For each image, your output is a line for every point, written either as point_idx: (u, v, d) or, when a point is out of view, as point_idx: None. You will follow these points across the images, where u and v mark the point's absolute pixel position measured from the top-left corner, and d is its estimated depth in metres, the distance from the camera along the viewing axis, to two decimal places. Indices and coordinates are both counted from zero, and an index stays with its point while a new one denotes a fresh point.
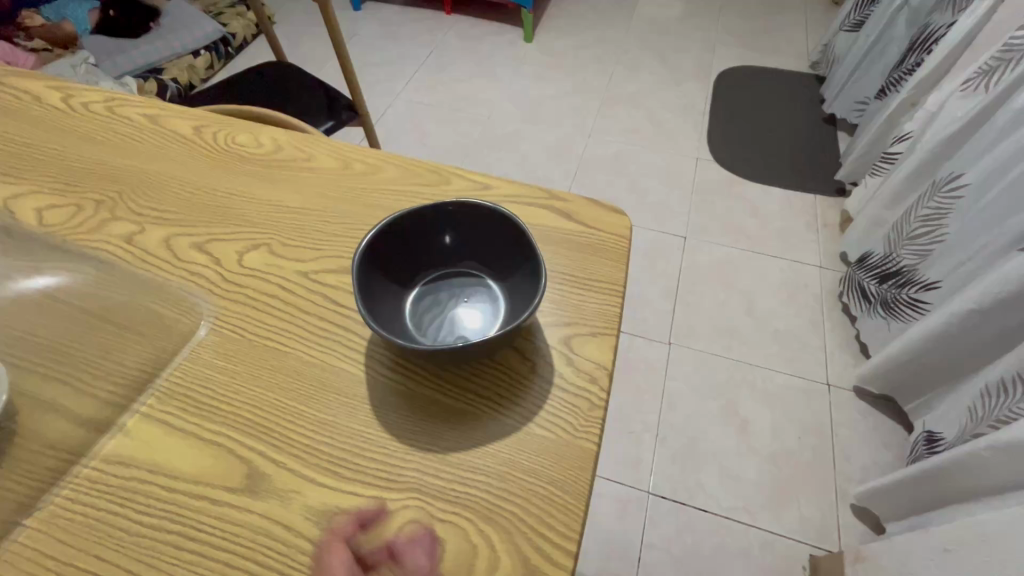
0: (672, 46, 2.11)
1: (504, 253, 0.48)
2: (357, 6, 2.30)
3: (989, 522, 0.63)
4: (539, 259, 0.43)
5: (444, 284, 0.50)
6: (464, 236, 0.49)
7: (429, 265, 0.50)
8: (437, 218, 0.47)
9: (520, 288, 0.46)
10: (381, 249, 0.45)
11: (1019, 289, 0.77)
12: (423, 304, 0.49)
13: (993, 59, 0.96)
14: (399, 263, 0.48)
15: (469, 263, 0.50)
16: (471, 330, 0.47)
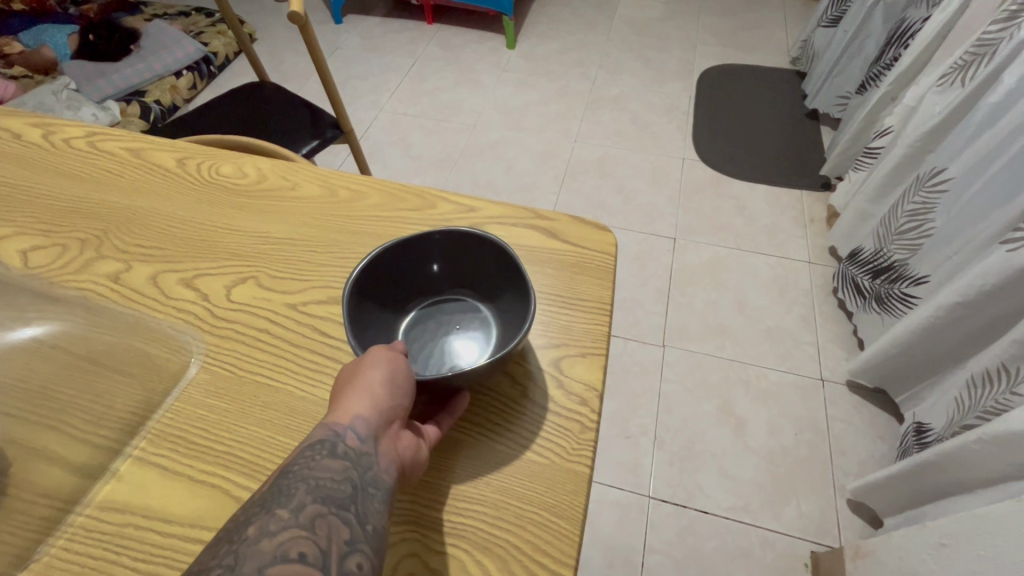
0: (653, 46, 2.13)
1: (494, 280, 0.48)
2: (338, 20, 2.30)
3: (985, 516, 0.64)
4: (528, 284, 0.43)
5: (439, 311, 0.51)
6: (454, 262, 0.49)
7: (421, 292, 0.51)
8: (427, 246, 0.48)
9: (512, 311, 0.47)
10: (374, 281, 0.46)
11: (1002, 282, 0.78)
12: (419, 332, 0.50)
13: (968, 53, 0.98)
14: (392, 293, 0.48)
15: (460, 290, 0.51)
16: (466, 357, 0.48)
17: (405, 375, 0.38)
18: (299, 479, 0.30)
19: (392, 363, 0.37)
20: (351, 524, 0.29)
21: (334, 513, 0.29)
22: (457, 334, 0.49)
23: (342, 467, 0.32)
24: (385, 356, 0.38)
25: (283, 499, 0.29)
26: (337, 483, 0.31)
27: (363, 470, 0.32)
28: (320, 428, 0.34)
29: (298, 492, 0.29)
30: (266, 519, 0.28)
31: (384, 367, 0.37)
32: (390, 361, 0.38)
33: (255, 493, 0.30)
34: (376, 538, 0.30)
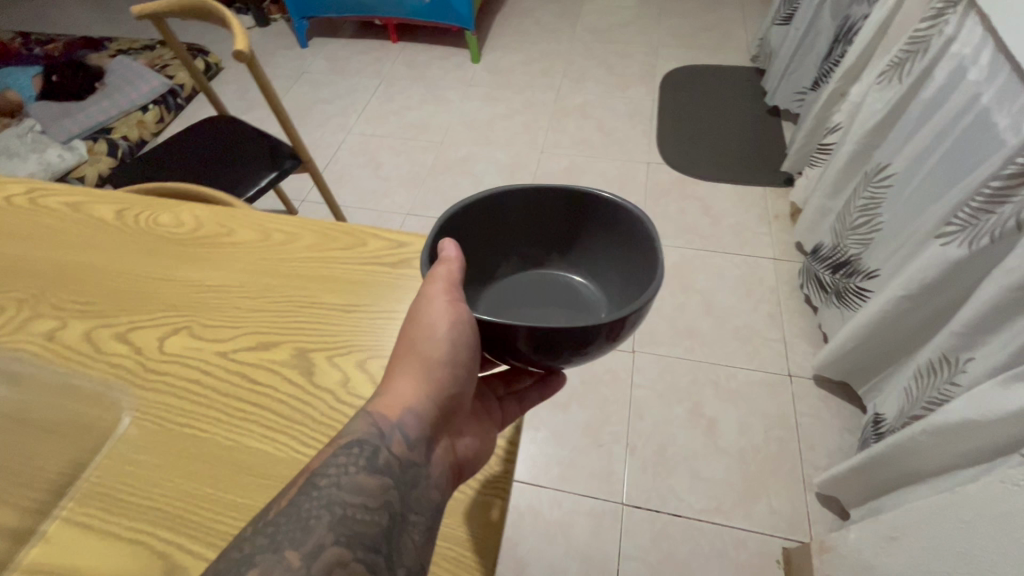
0: (616, 52, 2.16)
1: (588, 246, 0.54)
2: (303, 44, 2.32)
3: (922, 509, 0.65)
4: (641, 231, 0.48)
5: (539, 275, 0.56)
6: (576, 238, 0.54)
7: (528, 252, 0.55)
8: (552, 212, 0.53)
9: (614, 270, 0.52)
10: (480, 227, 0.52)
11: (940, 276, 0.79)
12: (508, 285, 0.56)
13: (902, 51, 1.00)
14: (499, 245, 0.54)
15: (553, 260, 0.56)
16: (562, 311, 0.52)
17: (460, 342, 0.44)
18: (325, 509, 0.35)
19: (450, 335, 0.44)
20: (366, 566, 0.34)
21: (353, 553, 0.34)
22: (537, 301, 0.54)
23: (382, 480, 0.38)
24: (445, 326, 0.43)
25: (303, 538, 0.34)
26: (367, 511, 0.36)
27: (403, 475, 0.39)
28: (390, 397, 0.43)
29: (320, 528, 0.35)
30: (274, 564, 0.33)
31: (443, 338, 0.44)
32: (449, 332, 0.44)
33: (276, 527, 0.35)
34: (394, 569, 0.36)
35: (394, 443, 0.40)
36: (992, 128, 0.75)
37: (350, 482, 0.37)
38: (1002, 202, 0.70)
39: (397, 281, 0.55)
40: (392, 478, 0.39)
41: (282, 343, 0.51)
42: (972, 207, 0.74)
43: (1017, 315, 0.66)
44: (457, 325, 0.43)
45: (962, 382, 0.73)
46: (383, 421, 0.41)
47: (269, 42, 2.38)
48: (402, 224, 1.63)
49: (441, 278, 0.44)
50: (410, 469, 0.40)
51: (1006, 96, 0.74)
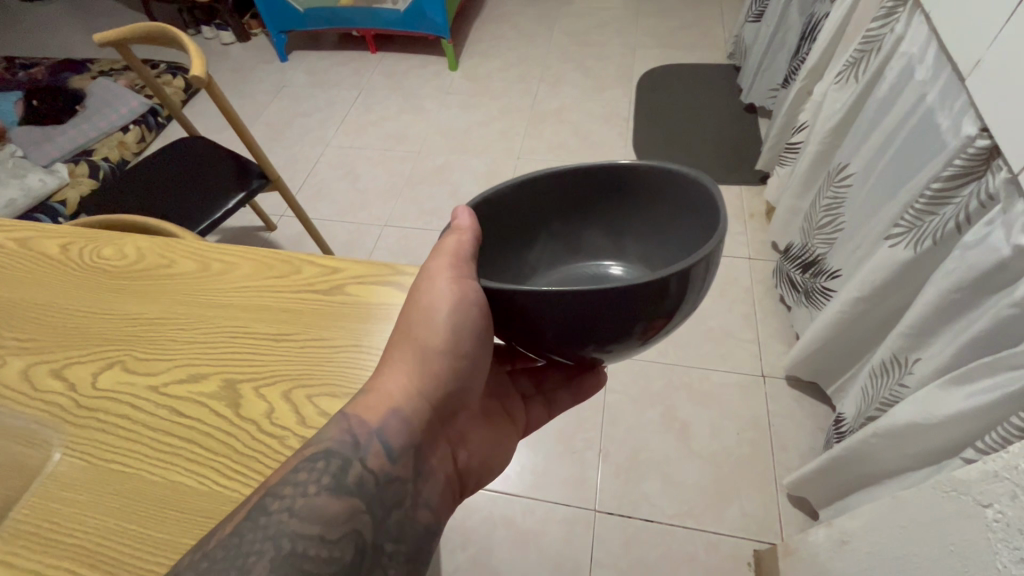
0: (593, 55, 2.16)
1: (632, 219, 0.55)
2: (283, 58, 2.34)
3: (867, 514, 0.65)
4: (690, 197, 0.48)
5: (593, 261, 0.58)
6: (643, 229, 0.55)
7: (569, 233, 0.57)
8: (634, 195, 0.53)
9: (661, 243, 0.54)
10: (540, 200, 0.53)
11: (892, 276, 0.79)
12: (558, 266, 0.58)
13: (857, 50, 1.00)
14: (538, 226, 0.55)
15: (596, 237, 0.57)
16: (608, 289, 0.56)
17: (460, 326, 0.47)
18: (270, 543, 0.36)
19: (450, 318, 0.47)
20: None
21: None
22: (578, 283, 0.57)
23: (352, 501, 0.40)
24: (447, 309, 0.47)
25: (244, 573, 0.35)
26: (324, 545, 0.37)
27: (380, 493, 0.41)
28: (388, 381, 0.46)
29: (262, 564, 0.36)
30: None
31: (445, 320, 0.47)
32: (450, 313, 0.47)
33: (212, 561, 0.36)
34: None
35: (369, 458, 0.42)
36: (935, 128, 0.75)
37: (307, 510, 0.38)
38: (943, 203, 0.71)
39: (330, 308, 0.56)
40: (363, 500, 0.40)
41: (211, 374, 0.51)
42: (916, 209, 0.75)
43: (960, 315, 0.66)
44: (456, 308, 0.47)
45: (909, 383, 0.74)
46: (359, 432, 0.43)
47: (250, 57, 2.40)
48: (379, 236, 1.64)
49: (449, 258, 0.48)
50: (392, 484, 0.42)
51: (947, 95, 0.74)
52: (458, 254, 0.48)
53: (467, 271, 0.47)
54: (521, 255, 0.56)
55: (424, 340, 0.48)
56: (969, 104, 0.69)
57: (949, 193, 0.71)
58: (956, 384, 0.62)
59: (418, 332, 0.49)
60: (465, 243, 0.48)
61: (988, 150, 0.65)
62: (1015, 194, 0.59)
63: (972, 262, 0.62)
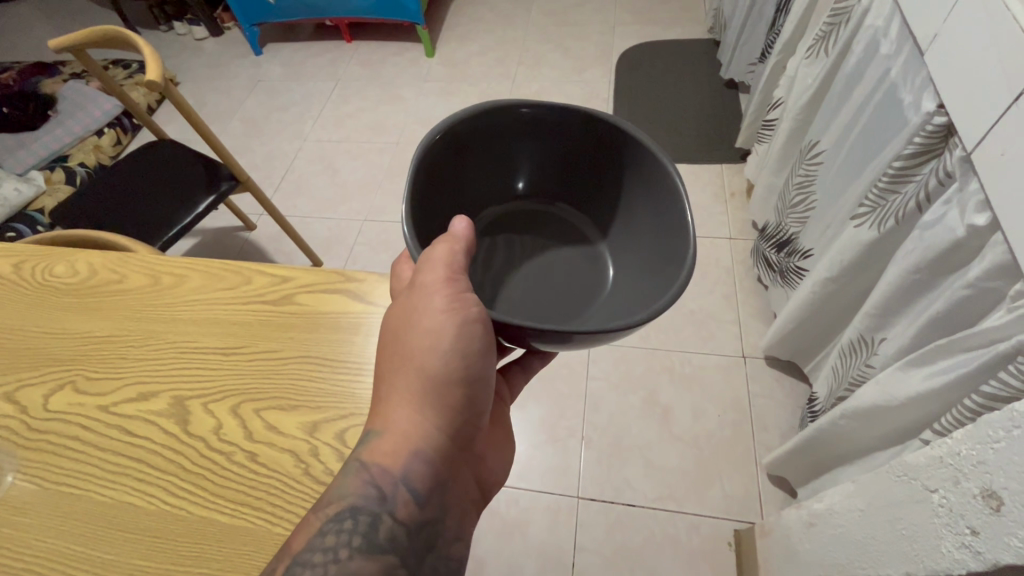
0: (571, 34, 2.11)
1: (594, 192, 0.61)
2: (258, 52, 2.30)
3: (836, 497, 0.65)
4: (652, 174, 0.53)
5: (565, 216, 0.63)
6: (606, 203, 0.60)
7: (535, 192, 0.63)
8: (616, 167, 0.57)
9: (620, 217, 0.59)
10: (508, 151, 0.59)
11: (858, 258, 0.79)
12: (526, 205, 0.63)
13: (826, 23, 0.96)
14: (503, 179, 0.62)
15: (558, 204, 0.63)
16: (559, 246, 0.61)
17: (466, 345, 0.47)
18: None
19: (455, 337, 0.46)
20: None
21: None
22: (532, 237, 0.62)
23: (387, 559, 0.41)
24: (450, 332, 0.46)
25: None
26: None
27: (413, 541, 0.42)
28: (403, 414, 0.45)
29: None
30: None
31: (450, 342, 0.46)
32: (455, 334, 0.46)
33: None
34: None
35: (398, 510, 0.43)
36: (898, 104, 0.74)
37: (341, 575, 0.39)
38: (905, 181, 0.71)
39: (280, 319, 0.55)
40: (398, 554, 0.41)
41: (161, 392, 0.51)
42: (879, 187, 0.74)
43: (925, 295, 0.66)
44: (460, 326, 0.46)
45: (875, 364, 0.74)
46: (382, 483, 0.43)
47: (224, 52, 2.36)
48: (358, 231, 1.63)
49: (442, 276, 0.47)
50: (423, 529, 0.43)
51: (909, 69, 0.72)
52: (450, 268, 0.48)
53: (461, 287, 0.48)
54: (491, 185, 0.61)
55: (430, 368, 0.47)
56: (928, 80, 0.68)
57: (909, 171, 0.70)
58: (914, 366, 0.62)
59: (422, 360, 0.47)
60: (455, 252, 0.49)
61: (946, 127, 0.63)
62: (970, 171, 0.58)
63: (931, 242, 0.62)
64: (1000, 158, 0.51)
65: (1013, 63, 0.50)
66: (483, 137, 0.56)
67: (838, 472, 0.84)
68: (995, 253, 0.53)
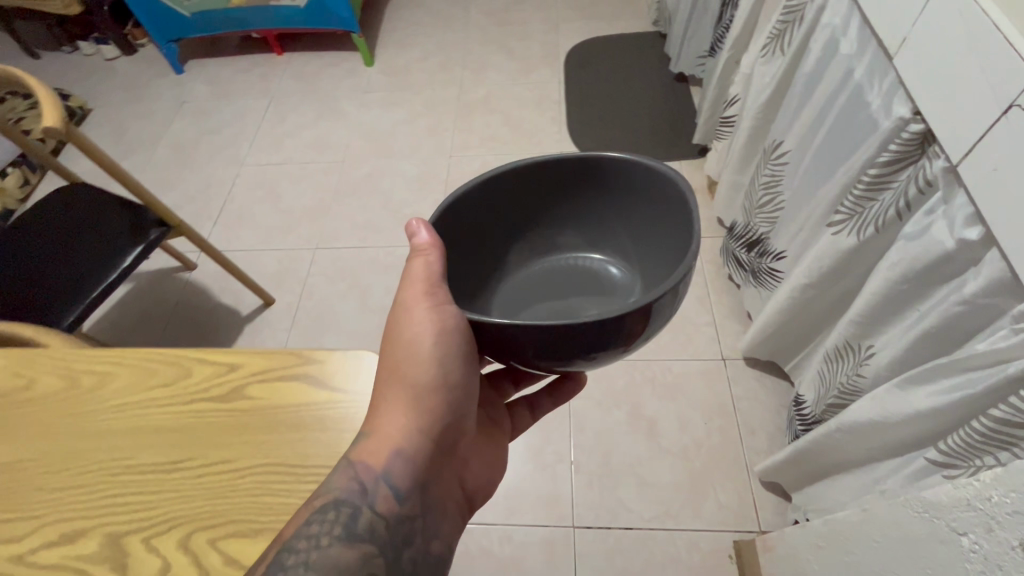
0: (514, 34, 2.05)
1: (590, 222, 0.55)
2: (179, 70, 2.12)
3: (845, 520, 0.63)
4: (648, 185, 0.49)
5: (582, 257, 0.57)
6: (604, 227, 0.55)
7: (534, 245, 0.56)
8: (606, 188, 0.52)
9: (626, 236, 0.54)
10: (500, 212, 0.52)
11: (837, 263, 0.77)
12: (540, 261, 0.57)
13: (779, 22, 0.94)
14: (499, 244, 0.54)
15: (562, 248, 0.57)
16: (585, 284, 0.55)
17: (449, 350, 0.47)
18: None
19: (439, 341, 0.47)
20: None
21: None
22: (554, 290, 0.54)
23: (365, 548, 0.40)
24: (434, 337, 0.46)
25: None
26: None
27: (391, 534, 0.42)
28: (391, 415, 0.46)
29: None
30: None
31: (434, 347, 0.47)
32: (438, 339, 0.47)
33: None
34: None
35: (379, 503, 0.42)
36: (865, 108, 0.72)
37: (323, 561, 0.38)
38: (881, 189, 0.69)
39: (231, 420, 0.47)
40: (376, 545, 0.41)
41: (90, 529, 0.44)
42: (856, 194, 0.72)
43: (914, 305, 0.65)
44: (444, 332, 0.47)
45: (866, 373, 0.73)
46: (366, 479, 0.42)
47: (140, 73, 2.16)
48: (311, 261, 1.52)
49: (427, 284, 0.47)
50: (403, 523, 0.43)
51: (875, 72, 0.71)
52: (436, 275, 0.47)
53: (442, 298, 0.47)
54: (491, 255, 0.54)
55: (415, 369, 0.47)
56: (897, 84, 0.66)
57: (885, 179, 0.68)
58: (915, 383, 0.61)
59: (408, 361, 0.47)
60: (431, 266, 0.47)
61: (923, 134, 0.61)
62: (953, 183, 0.56)
63: (919, 253, 0.60)
64: (992, 173, 0.49)
65: (996, 74, 0.47)
66: (471, 212, 0.50)
67: (832, 480, 0.83)
68: (993, 270, 0.51)
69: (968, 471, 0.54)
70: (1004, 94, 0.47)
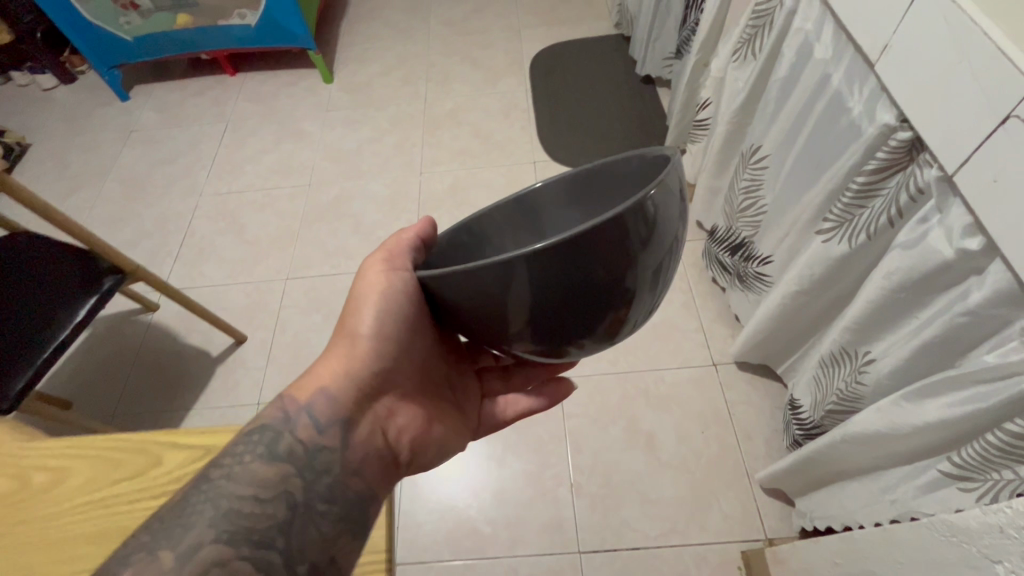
0: (476, 43, 2.01)
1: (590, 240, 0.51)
2: (124, 97, 2.01)
3: (864, 537, 0.61)
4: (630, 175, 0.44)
5: None
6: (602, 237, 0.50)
7: None
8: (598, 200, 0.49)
9: None
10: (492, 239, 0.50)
11: (828, 272, 0.77)
12: None
13: (749, 26, 0.94)
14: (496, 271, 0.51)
15: None
16: None
17: (393, 308, 0.48)
18: (207, 505, 0.38)
19: (385, 300, 0.48)
20: (250, 562, 0.37)
21: (235, 548, 0.37)
22: None
23: (284, 467, 0.42)
24: (380, 296, 0.48)
25: (186, 526, 0.37)
26: (258, 505, 0.40)
27: (309, 461, 0.44)
28: (327, 359, 0.49)
29: (199, 526, 0.37)
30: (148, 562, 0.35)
31: (377, 305, 0.48)
32: (384, 298, 0.48)
33: (160, 525, 0.37)
34: (294, 560, 0.39)
35: (299, 429, 0.44)
36: (846, 114, 0.71)
37: (244, 474, 0.41)
38: (872, 196, 0.68)
39: None
40: (294, 467, 0.43)
41: None
42: (845, 202, 0.71)
43: (913, 312, 0.64)
44: (390, 291, 0.47)
45: (867, 380, 0.72)
46: (290, 409, 0.45)
47: (80, 102, 2.04)
48: (282, 292, 1.45)
49: (387, 250, 0.49)
50: (321, 453, 0.44)
51: (854, 78, 0.70)
52: (400, 245, 0.49)
53: (400, 264, 0.48)
54: None
55: (359, 323, 0.49)
56: (879, 89, 0.65)
57: (875, 186, 0.67)
58: (925, 395, 0.60)
59: (356, 316, 0.50)
60: (402, 238, 0.50)
61: (911, 141, 0.61)
62: (947, 191, 0.56)
63: (915, 262, 0.60)
64: (992, 183, 0.48)
65: (991, 82, 0.46)
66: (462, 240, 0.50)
67: (836, 487, 0.82)
68: (999, 281, 0.51)
69: (985, 486, 0.54)
70: (1001, 102, 0.46)
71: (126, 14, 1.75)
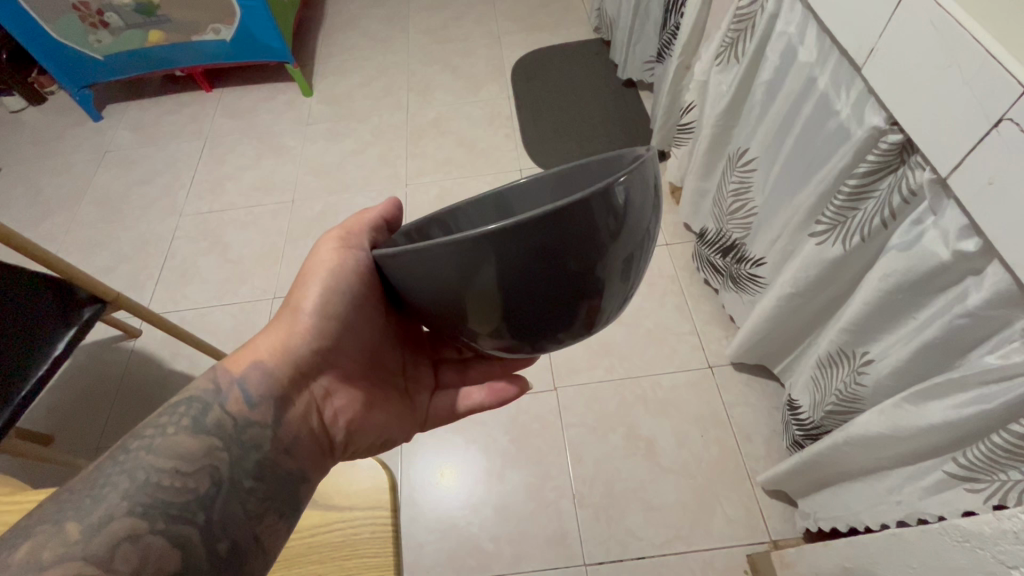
0: (457, 51, 2.00)
1: None
2: (96, 117, 1.96)
3: (873, 542, 0.61)
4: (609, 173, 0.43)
5: None
6: None
7: None
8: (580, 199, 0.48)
9: None
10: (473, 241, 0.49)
11: (822, 274, 0.77)
12: None
13: (731, 30, 0.94)
14: None
15: None
16: None
17: (338, 288, 0.51)
18: (124, 476, 0.40)
19: (333, 279, 0.50)
20: (163, 536, 0.39)
21: (150, 522, 0.39)
22: None
23: (210, 440, 0.45)
24: (327, 275, 0.50)
25: (100, 500, 0.39)
26: (178, 477, 0.42)
27: (237, 435, 0.46)
28: (267, 336, 0.52)
29: (112, 497, 0.39)
30: (54, 535, 0.36)
31: (322, 284, 0.51)
32: (332, 278, 0.50)
33: (72, 494, 0.39)
34: (213, 536, 0.41)
35: (229, 403, 0.47)
36: (834, 117, 0.71)
37: (166, 447, 0.43)
38: (864, 199, 0.68)
39: None
40: (220, 440, 0.45)
41: None
42: (837, 204, 0.71)
43: (911, 312, 0.64)
44: (339, 271, 0.50)
45: (866, 382, 0.72)
46: (222, 381, 0.48)
47: (51, 123, 1.98)
48: (270, 312, 1.41)
49: (343, 235, 0.52)
50: (248, 429, 0.47)
51: (841, 81, 0.70)
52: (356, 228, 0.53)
53: (353, 245, 0.51)
54: None
55: (304, 300, 0.52)
56: (866, 92, 0.66)
57: (867, 188, 0.67)
58: (929, 397, 0.60)
59: (303, 294, 0.52)
60: (360, 223, 0.54)
61: (901, 144, 0.61)
62: (941, 194, 0.56)
63: (911, 263, 0.60)
64: (987, 186, 0.48)
65: (981, 87, 0.46)
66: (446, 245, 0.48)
67: (839, 487, 0.82)
68: (998, 282, 0.51)
69: (992, 487, 0.54)
70: (992, 106, 0.46)
71: (95, 32, 1.71)
